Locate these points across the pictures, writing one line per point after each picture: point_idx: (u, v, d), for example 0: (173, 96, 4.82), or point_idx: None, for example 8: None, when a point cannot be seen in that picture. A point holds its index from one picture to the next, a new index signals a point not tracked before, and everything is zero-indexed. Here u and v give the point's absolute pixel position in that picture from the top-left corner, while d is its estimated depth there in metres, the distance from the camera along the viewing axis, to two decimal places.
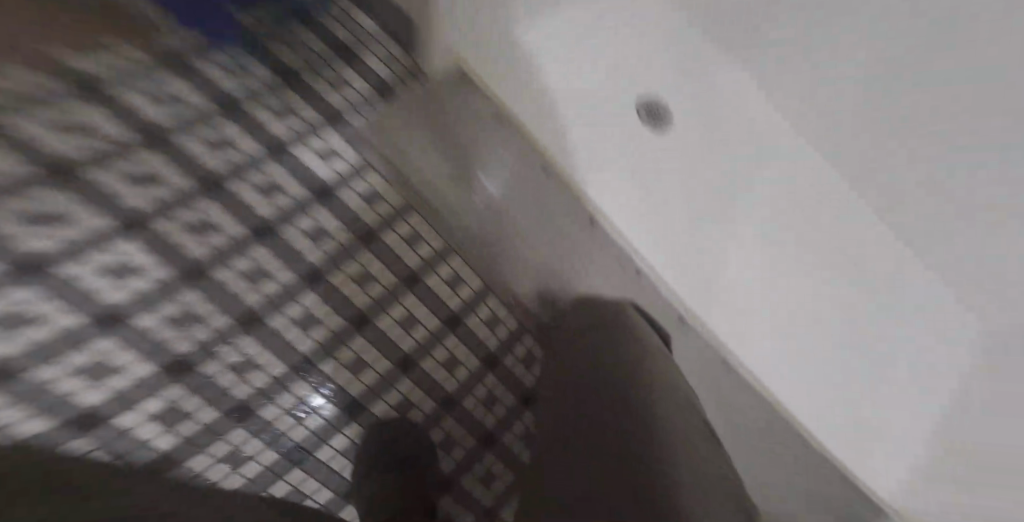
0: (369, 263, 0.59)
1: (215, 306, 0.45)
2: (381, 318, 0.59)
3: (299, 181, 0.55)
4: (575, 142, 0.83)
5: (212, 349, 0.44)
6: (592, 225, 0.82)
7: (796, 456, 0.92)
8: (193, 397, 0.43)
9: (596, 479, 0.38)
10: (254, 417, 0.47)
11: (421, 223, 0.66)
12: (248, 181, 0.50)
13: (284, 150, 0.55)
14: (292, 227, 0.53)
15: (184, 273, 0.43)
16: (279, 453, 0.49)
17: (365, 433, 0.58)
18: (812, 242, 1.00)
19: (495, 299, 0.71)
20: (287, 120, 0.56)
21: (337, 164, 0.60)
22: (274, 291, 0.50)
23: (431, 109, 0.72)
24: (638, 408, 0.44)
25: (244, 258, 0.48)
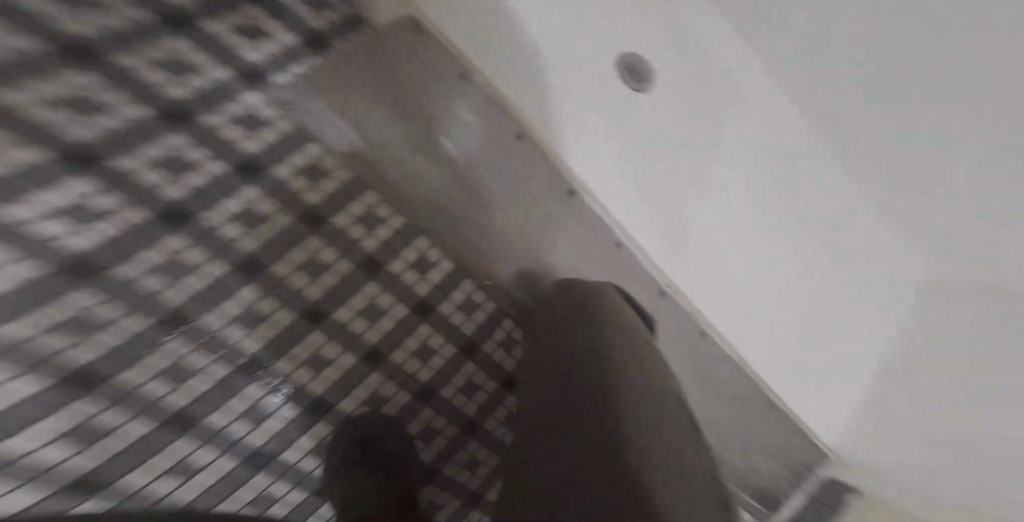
0: (319, 249, 0.50)
1: (122, 310, 0.36)
2: (340, 310, 0.51)
3: (213, 155, 0.43)
4: (569, 136, 0.77)
5: (136, 357, 0.37)
6: (571, 197, 0.76)
7: (775, 424, 0.92)
8: (116, 411, 0.35)
9: (572, 457, 0.33)
10: (202, 427, 0.41)
11: (377, 201, 0.56)
12: (139, 154, 0.38)
13: (182, 112, 0.41)
14: (215, 211, 0.42)
15: (67, 273, 0.33)
16: (240, 457, 0.44)
17: (334, 431, 0.52)
18: (806, 232, 1.01)
19: (471, 280, 0.64)
20: (184, 75, 0.41)
21: (262, 132, 0.48)
22: (202, 287, 0.41)
23: (376, 59, 0.62)
24: (619, 394, 0.40)
25: (151, 247, 0.38)
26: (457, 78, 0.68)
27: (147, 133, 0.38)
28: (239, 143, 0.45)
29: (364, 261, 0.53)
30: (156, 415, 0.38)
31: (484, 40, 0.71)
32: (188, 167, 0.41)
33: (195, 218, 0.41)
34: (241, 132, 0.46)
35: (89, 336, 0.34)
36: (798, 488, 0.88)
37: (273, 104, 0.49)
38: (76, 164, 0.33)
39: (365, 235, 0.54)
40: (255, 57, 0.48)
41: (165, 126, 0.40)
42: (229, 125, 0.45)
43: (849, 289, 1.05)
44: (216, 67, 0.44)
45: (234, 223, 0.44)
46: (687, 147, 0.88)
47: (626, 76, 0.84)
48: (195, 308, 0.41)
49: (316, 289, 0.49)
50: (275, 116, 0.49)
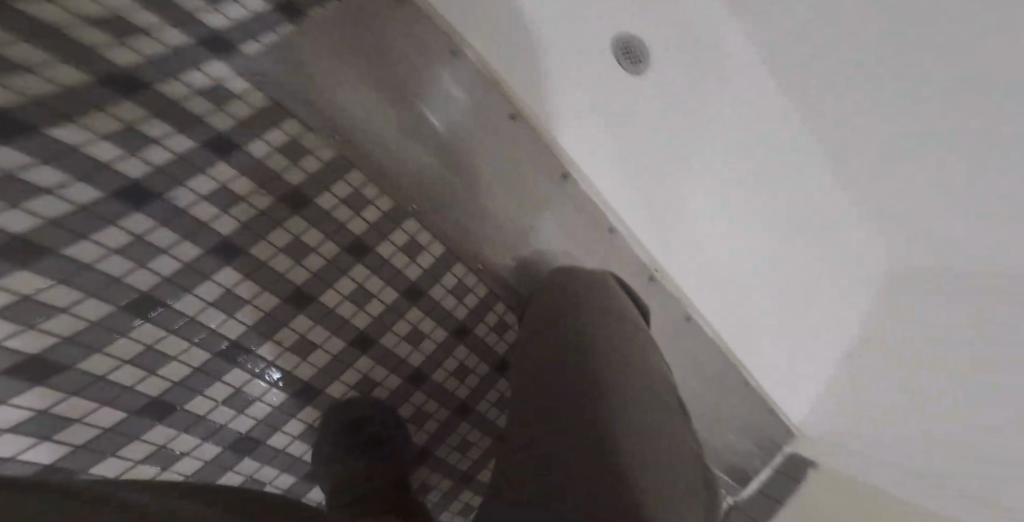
0: (302, 231, 0.48)
1: (83, 294, 0.37)
2: (325, 293, 0.50)
3: (176, 130, 0.42)
4: (567, 135, 0.72)
5: (95, 346, 0.38)
6: (565, 181, 0.73)
7: (753, 409, 0.91)
8: (80, 401, 0.37)
9: (570, 455, 0.34)
10: (181, 413, 0.43)
11: (363, 181, 0.55)
12: (92, 128, 0.38)
13: (137, 82, 0.41)
14: (185, 191, 0.42)
15: (3, 255, 0.33)
16: (225, 443, 0.46)
17: (324, 413, 0.52)
18: (802, 222, 0.98)
19: (462, 264, 0.63)
20: (127, 38, 0.41)
21: (233, 105, 0.46)
22: (172, 272, 0.41)
23: (359, 33, 0.59)
24: (621, 389, 0.40)
25: (116, 229, 0.39)
26: (447, 54, 0.64)
27: (87, 100, 0.38)
28: (206, 117, 0.44)
29: (350, 244, 0.52)
30: (128, 403, 0.40)
31: (482, 19, 0.65)
32: (147, 143, 0.40)
33: (160, 198, 0.41)
34: (209, 105, 0.45)
35: (35, 326, 0.35)
36: (768, 464, 0.89)
37: (245, 75, 0.48)
38: (8, 134, 0.34)
39: (351, 217, 0.53)
40: (218, 20, 0.46)
41: (118, 95, 0.39)
42: (193, 96, 0.44)
43: (847, 278, 1.03)
44: (176, 32, 0.44)
45: (204, 203, 0.43)
46: (693, 140, 0.85)
47: (624, 62, 0.79)
48: (166, 293, 0.41)
49: (300, 272, 0.48)
50: (247, 86, 0.48)
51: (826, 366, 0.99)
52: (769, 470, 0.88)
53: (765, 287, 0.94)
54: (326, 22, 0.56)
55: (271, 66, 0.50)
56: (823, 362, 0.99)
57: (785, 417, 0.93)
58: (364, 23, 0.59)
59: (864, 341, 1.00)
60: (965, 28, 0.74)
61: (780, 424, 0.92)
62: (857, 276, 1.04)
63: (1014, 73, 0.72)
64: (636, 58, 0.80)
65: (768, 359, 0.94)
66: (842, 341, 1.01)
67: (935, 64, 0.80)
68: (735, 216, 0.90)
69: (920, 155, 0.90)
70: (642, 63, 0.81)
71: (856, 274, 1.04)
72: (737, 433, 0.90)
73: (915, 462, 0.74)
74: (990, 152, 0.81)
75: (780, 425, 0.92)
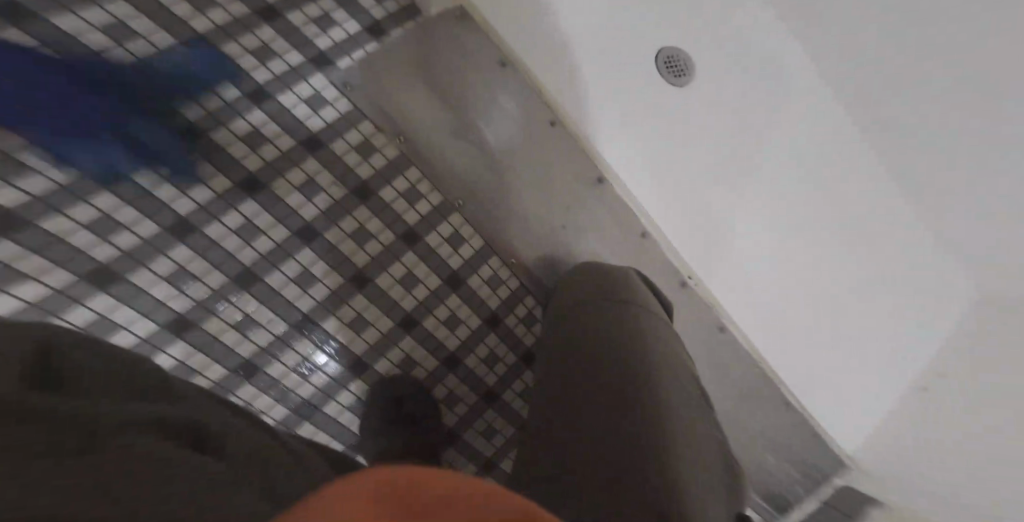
0: (365, 219, 0.56)
1: (212, 266, 0.46)
2: (380, 276, 0.57)
3: (286, 131, 0.52)
4: (592, 128, 0.78)
5: (212, 309, 0.46)
6: (601, 185, 0.76)
7: (796, 423, 0.90)
8: (199, 355, 0.45)
9: (595, 454, 0.38)
10: (263, 374, 0.49)
11: (419, 178, 0.62)
12: (231, 130, 0.48)
13: (267, 94, 0.51)
14: (283, 182, 0.51)
15: (174, 232, 0.44)
16: (290, 407, 0.52)
17: (370, 389, 0.58)
18: (800, 214, 0.94)
19: (497, 258, 0.68)
20: (268, 62, 0.52)
21: (325, 111, 0.56)
22: (267, 250, 0.49)
23: (418, 46, 0.64)
24: (653, 391, 0.42)
25: (235, 213, 0.48)
26: (498, 66, 0.69)
27: (235, 110, 0.49)
28: (308, 122, 0.54)
29: (404, 233, 0.59)
30: (227, 361, 0.47)
31: (524, 30, 0.73)
32: (264, 142, 0.50)
33: (268, 188, 0.50)
34: (308, 110, 0.54)
35: (181, 289, 0.44)
36: (813, 494, 0.88)
37: (339, 86, 0.57)
38: (189, 139, 0.46)
39: (407, 209, 0.60)
40: (324, 43, 0.57)
41: (250, 105, 0.50)
42: (300, 103, 0.54)
43: (846, 276, 0.97)
44: (294, 54, 0.54)
45: (297, 192, 0.51)
46: (705, 134, 0.87)
47: (666, 72, 0.84)
48: (261, 268, 0.49)
49: (362, 256, 0.56)
50: (340, 96, 0.57)
51: (850, 376, 0.97)
52: (815, 501, 0.86)
53: (766, 292, 0.92)
54: (398, 40, 0.63)
55: (351, 72, 0.58)
56: (845, 374, 0.97)
57: (835, 445, 0.92)
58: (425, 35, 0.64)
59: (902, 351, 1.00)
60: (965, 28, 0.76)
61: (818, 446, 0.91)
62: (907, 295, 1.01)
63: (1014, 74, 0.74)
64: (679, 70, 0.85)
65: (782, 362, 0.93)
66: (908, 372, 1.00)
67: (936, 64, 0.82)
68: (739, 211, 0.90)
69: (920, 160, 0.93)
70: (670, 66, 0.85)
71: (856, 274, 0.98)
72: (776, 459, 0.89)
73: (917, 467, 0.83)
74: (991, 152, 0.84)
75: (818, 447, 0.91)
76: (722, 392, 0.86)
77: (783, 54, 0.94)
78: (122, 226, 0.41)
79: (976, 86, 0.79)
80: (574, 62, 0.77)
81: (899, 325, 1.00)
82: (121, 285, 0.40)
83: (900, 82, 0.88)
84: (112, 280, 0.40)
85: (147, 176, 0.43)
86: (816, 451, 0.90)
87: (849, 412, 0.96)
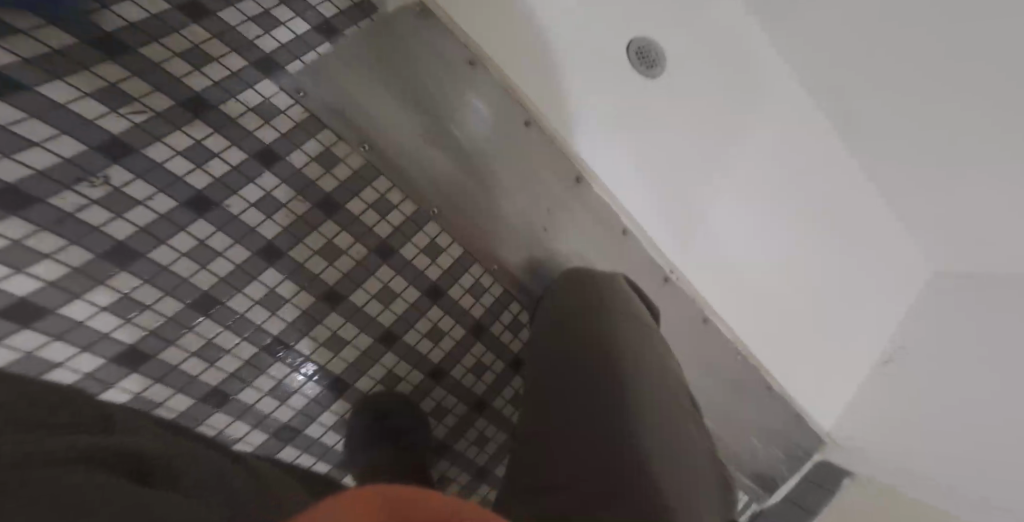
0: (333, 234, 0.52)
1: (163, 292, 0.43)
2: (355, 292, 0.54)
3: (234, 144, 0.46)
4: (579, 130, 0.75)
5: (171, 337, 0.44)
6: (579, 184, 0.75)
7: (786, 407, 0.96)
8: (159, 387, 0.44)
9: (567, 448, 0.40)
10: (234, 401, 0.48)
11: (389, 186, 0.58)
12: (169, 146, 0.42)
13: (205, 104, 0.44)
14: (238, 199, 0.46)
15: (109, 259, 0.40)
16: (269, 431, 0.51)
17: (352, 407, 0.57)
18: (793, 208, 0.96)
19: (478, 265, 0.66)
20: (206, 68, 0.44)
21: (278, 120, 0.49)
22: (227, 272, 0.46)
23: (388, 49, 0.59)
24: (632, 397, 0.42)
25: (184, 235, 0.43)
26: (467, 65, 0.65)
27: (174, 124, 0.42)
28: (258, 133, 0.47)
29: (377, 245, 0.56)
30: (194, 391, 0.46)
31: (504, 43, 0.69)
32: (210, 158, 0.44)
33: (220, 206, 0.45)
34: (259, 120, 0.48)
35: (128, 318, 0.41)
36: (796, 472, 0.97)
37: (292, 92, 0.50)
38: (116, 156, 0.39)
39: (378, 221, 0.56)
40: (270, 45, 0.49)
41: (190, 116, 0.43)
42: (248, 114, 0.47)
43: (847, 276, 1.02)
44: (236, 57, 0.46)
45: (253, 209, 0.47)
46: (708, 124, 0.87)
47: (638, 64, 0.80)
48: (222, 292, 0.46)
49: (333, 275, 0.53)
50: (294, 102, 0.51)
51: (834, 374, 1.02)
52: (797, 478, 0.96)
53: (767, 286, 0.95)
54: (353, 41, 0.56)
55: (304, 75, 0.52)
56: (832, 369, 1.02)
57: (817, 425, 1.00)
58: (386, 33, 0.59)
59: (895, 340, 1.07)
60: None
61: (795, 427, 0.97)
62: (874, 287, 1.06)
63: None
64: (650, 62, 0.81)
65: (770, 356, 0.96)
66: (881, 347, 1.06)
67: None
68: (731, 205, 0.90)
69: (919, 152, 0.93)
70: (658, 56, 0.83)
71: (855, 266, 1.03)
72: (766, 445, 0.94)
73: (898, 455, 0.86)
74: (1001, 153, 0.83)
75: (796, 428, 0.97)
76: (704, 383, 0.89)
77: (759, 48, 0.95)
78: (41, 255, 0.36)
79: (981, 92, 0.79)
80: (539, 55, 0.71)
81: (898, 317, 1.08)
82: (52, 318, 0.37)
83: (885, 81, 0.89)
84: (38, 315, 0.37)
85: (67, 200, 0.37)
86: (797, 431, 0.97)
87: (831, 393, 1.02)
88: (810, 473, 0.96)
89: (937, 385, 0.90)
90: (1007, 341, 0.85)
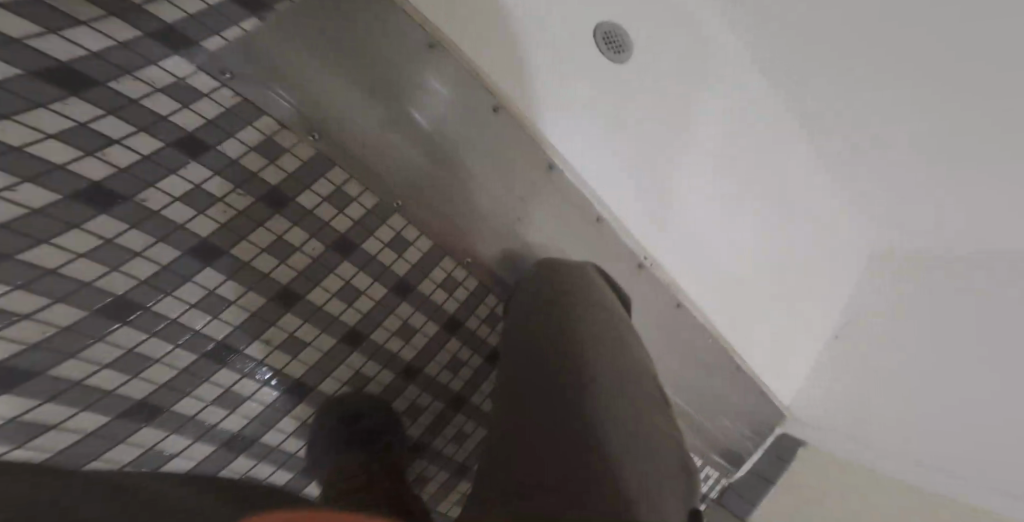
0: (283, 230, 0.49)
1: (55, 299, 0.35)
2: (312, 292, 0.51)
3: (143, 131, 0.41)
4: (558, 124, 0.72)
5: (77, 353, 0.37)
6: (552, 172, 0.72)
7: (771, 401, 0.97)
8: (88, 414, 0.37)
9: (546, 449, 0.36)
10: (172, 414, 0.42)
11: (345, 178, 0.55)
12: (40, 130, 0.35)
13: (87, 80, 0.38)
14: (154, 192, 0.41)
15: None
16: (217, 441, 0.45)
17: (316, 412, 0.53)
18: (772, 196, 0.96)
19: (451, 258, 0.64)
20: (83, 38, 0.38)
21: (201, 104, 0.45)
22: (152, 274, 0.41)
23: (364, 41, 0.59)
24: (602, 392, 0.40)
25: (80, 232, 0.36)
26: (426, 48, 0.63)
27: (42, 102, 0.35)
28: (171, 117, 0.43)
29: (335, 241, 0.53)
30: (111, 408, 0.38)
31: (502, 43, 0.68)
32: (110, 144, 0.39)
33: (129, 200, 0.39)
34: (176, 104, 0.43)
35: (8, 331, 0.33)
36: (760, 447, 0.96)
37: (214, 73, 0.47)
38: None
39: (336, 214, 0.53)
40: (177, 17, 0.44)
41: (65, 93, 0.36)
42: (157, 96, 0.42)
43: (824, 266, 1.04)
44: (123, 28, 0.41)
45: (178, 205, 0.42)
46: (708, 119, 0.87)
47: (603, 47, 0.76)
48: (144, 295, 0.40)
49: (284, 273, 0.49)
50: (217, 85, 0.47)
51: (804, 361, 1.03)
52: (761, 452, 0.95)
53: (749, 279, 0.94)
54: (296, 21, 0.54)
55: (222, 50, 0.47)
56: (810, 361, 1.04)
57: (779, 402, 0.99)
58: (352, 25, 0.59)
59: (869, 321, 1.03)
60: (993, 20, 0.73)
61: (768, 411, 0.97)
62: (852, 279, 1.10)
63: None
64: (618, 46, 0.78)
65: (750, 346, 0.95)
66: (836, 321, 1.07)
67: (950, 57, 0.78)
68: (727, 199, 0.89)
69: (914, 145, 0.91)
70: (650, 51, 0.81)
71: (836, 258, 1.06)
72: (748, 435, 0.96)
73: (886, 445, 0.85)
74: (1001, 153, 0.82)
75: (767, 412, 0.97)
76: (701, 383, 0.91)
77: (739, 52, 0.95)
78: None
79: (981, 92, 0.78)
80: (539, 57, 0.70)
81: (859, 296, 1.09)
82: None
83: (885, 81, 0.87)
84: None
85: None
86: (766, 410, 0.97)
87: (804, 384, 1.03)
88: (773, 449, 0.95)
89: (929, 385, 0.86)
90: (1007, 341, 0.81)
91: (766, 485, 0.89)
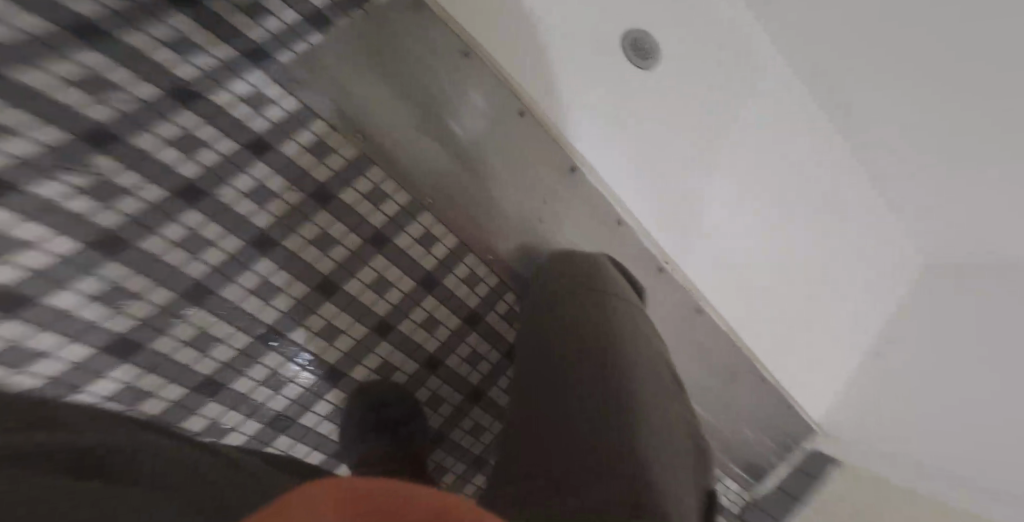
0: (327, 223, 0.53)
1: (153, 283, 0.44)
2: (349, 283, 0.55)
3: (227, 135, 0.46)
4: (575, 128, 0.75)
5: (162, 328, 0.45)
6: (574, 174, 0.75)
7: (781, 402, 0.99)
8: (152, 376, 0.45)
9: (567, 441, 0.39)
10: (227, 391, 0.50)
11: (383, 177, 0.59)
12: (157, 134, 0.43)
13: (193, 93, 0.44)
14: (230, 188, 0.47)
15: (98, 249, 0.40)
16: (263, 420, 0.52)
17: (348, 396, 0.58)
18: (789, 204, 0.98)
19: (473, 255, 0.66)
20: (191, 55, 0.45)
21: (270, 109, 0.50)
22: (221, 263, 0.47)
23: (383, 42, 0.60)
24: (621, 381, 0.42)
25: (177, 225, 0.44)
26: (459, 54, 0.65)
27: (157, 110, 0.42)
28: (247, 122, 0.48)
29: (371, 235, 0.56)
30: (186, 382, 0.47)
31: (505, 44, 0.69)
32: (201, 147, 0.45)
33: (211, 195, 0.46)
34: (249, 110, 0.48)
35: (119, 308, 0.42)
36: (786, 460, 0.99)
37: (283, 81, 0.51)
38: (98, 145, 0.39)
39: (372, 211, 0.57)
40: (262, 34, 0.49)
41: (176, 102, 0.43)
42: (240, 105, 0.48)
43: (838, 272, 1.04)
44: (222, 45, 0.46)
45: (247, 199, 0.48)
46: (711, 117, 0.89)
47: (633, 56, 0.80)
48: (215, 282, 0.47)
49: (326, 264, 0.53)
50: (285, 93, 0.51)
51: (819, 373, 1.04)
52: (787, 467, 0.98)
53: (757, 277, 0.96)
54: (347, 30, 0.57)
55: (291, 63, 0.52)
56: (835, 373, 1.05)
57: (806, 415, 1.02)
58: (381, 23, 0.60)
59: (886, 328, 1.08)
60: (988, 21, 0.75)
61: (777, 415, 0.99)
62: (870, 278, 1.08)
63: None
64: (646, 53, 0.82)
65: (760, 345, 0.98)
66: (872, 335, 1.07)
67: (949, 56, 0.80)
68: (734, 197, 0.92)
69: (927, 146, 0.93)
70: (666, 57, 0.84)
71: (852, 260, 1.06)
72: (755, 434, 0.98)
73: (888, 445, 0.89)
74: (1001, 153, 0.83)
75: (774, 411, 0.98)
76: (705, 382, 0.93)
77: (760, 47, 0.97)
78: (26, 245, 0.37)
79: (981, 92, 0.80)
80: (551, 59, 0.73)
81: (890, 307, 1.09)
82: (36, 308, 0.38)
83: (885, 81, 0.91)
84: (23, 304, 0.37)
85: (48, 188, 0.37)
86: (772, 410, 0.98)
87: (824, 392, 1.04)
88: (802, 464, 0.98)
89: (931, 386, 0.89)
90: (1008, 342, 0.84)
91: (790, 501, 0.92)
